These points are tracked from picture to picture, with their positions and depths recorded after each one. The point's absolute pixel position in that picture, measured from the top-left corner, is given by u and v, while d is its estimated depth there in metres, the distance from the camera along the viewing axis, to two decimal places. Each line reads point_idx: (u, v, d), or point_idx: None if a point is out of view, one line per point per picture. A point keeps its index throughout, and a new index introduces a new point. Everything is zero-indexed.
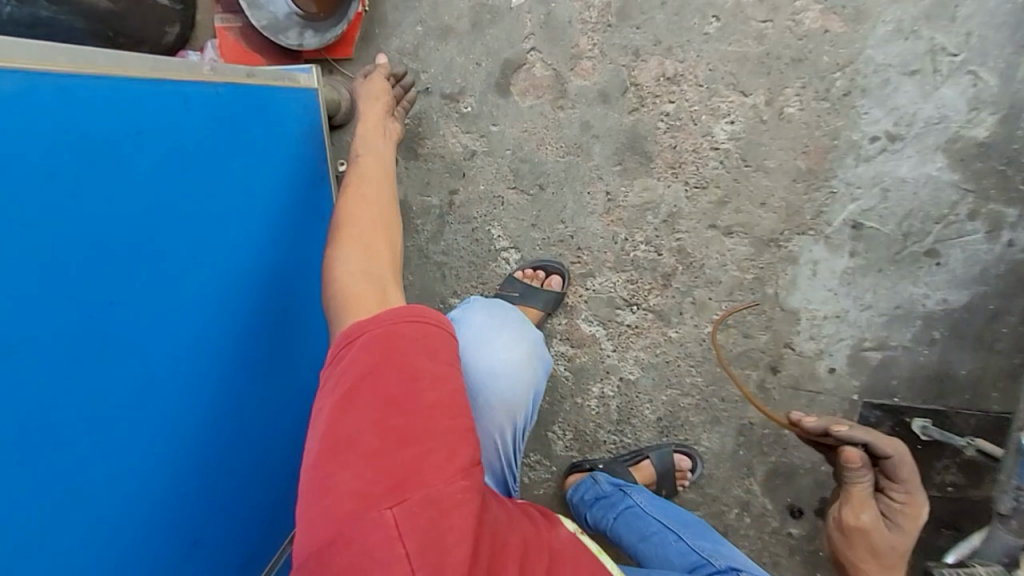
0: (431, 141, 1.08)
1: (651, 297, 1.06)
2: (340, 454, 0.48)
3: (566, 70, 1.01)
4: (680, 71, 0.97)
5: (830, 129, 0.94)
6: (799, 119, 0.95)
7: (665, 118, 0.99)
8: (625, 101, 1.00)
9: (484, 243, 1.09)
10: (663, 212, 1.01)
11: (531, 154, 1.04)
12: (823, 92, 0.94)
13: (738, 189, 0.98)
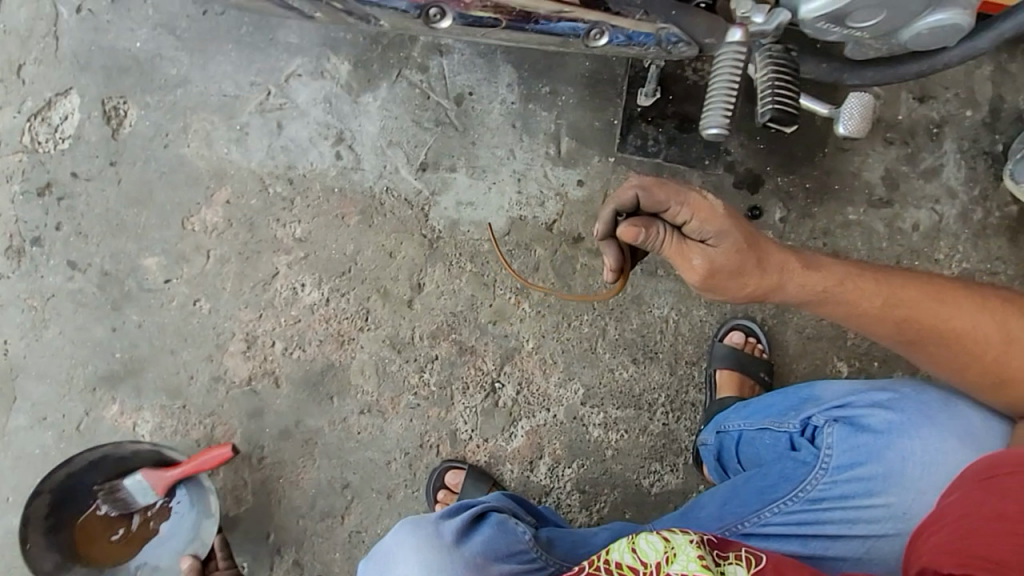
0: (325, 398, 1.24)
1: (541, 288, 1.31)
2: None
3: (269, 295, 1.22)
4: (376, 197, 1.26)
5: (451, 141, 1.30)
6: (446, 125, 1.30)
7: (406, 224, 1.27)
8: (381, 243, 1.26)
9: (443, 403, 1.28)
10: (481, 249, 1.30)
11: (396, 320, 1.26)
12: (442, 112, 1.30)
13: (487, 182, 1.30)
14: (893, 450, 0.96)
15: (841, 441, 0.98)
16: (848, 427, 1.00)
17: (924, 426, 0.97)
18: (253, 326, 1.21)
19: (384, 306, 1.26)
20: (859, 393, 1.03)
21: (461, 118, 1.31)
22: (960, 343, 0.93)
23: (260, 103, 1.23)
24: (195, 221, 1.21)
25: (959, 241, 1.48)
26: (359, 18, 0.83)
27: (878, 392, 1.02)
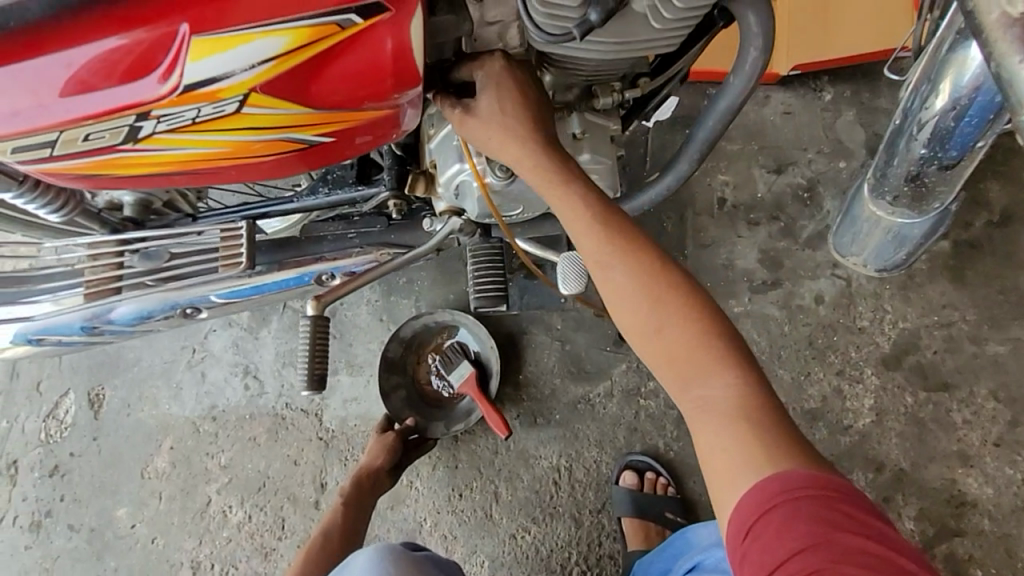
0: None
1: (428, 463, 1.35)
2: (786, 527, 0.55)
3: (208, 520, 1.44)
4: (278, 415, 1.47)
5: (328, 350, 1.48)
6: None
7: (304, 432, 1.45)
8: (287, 454, 1.44)
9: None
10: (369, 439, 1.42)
11: (307, 523, 1.40)
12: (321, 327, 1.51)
13: (364, 376, 1.45)
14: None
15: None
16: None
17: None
18: (197, 552, 1.43)
19: (296, 511, 1.41)
20: (708, 548, 1.06)
21: (336, 326, 1.50)
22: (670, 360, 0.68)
23: (187, 361, 1.56)
24: (151, 470, 1.51)
25: (884, 300, 1.27)
26: (146, 332, 1.04)
27: (723, 548, 1.05)
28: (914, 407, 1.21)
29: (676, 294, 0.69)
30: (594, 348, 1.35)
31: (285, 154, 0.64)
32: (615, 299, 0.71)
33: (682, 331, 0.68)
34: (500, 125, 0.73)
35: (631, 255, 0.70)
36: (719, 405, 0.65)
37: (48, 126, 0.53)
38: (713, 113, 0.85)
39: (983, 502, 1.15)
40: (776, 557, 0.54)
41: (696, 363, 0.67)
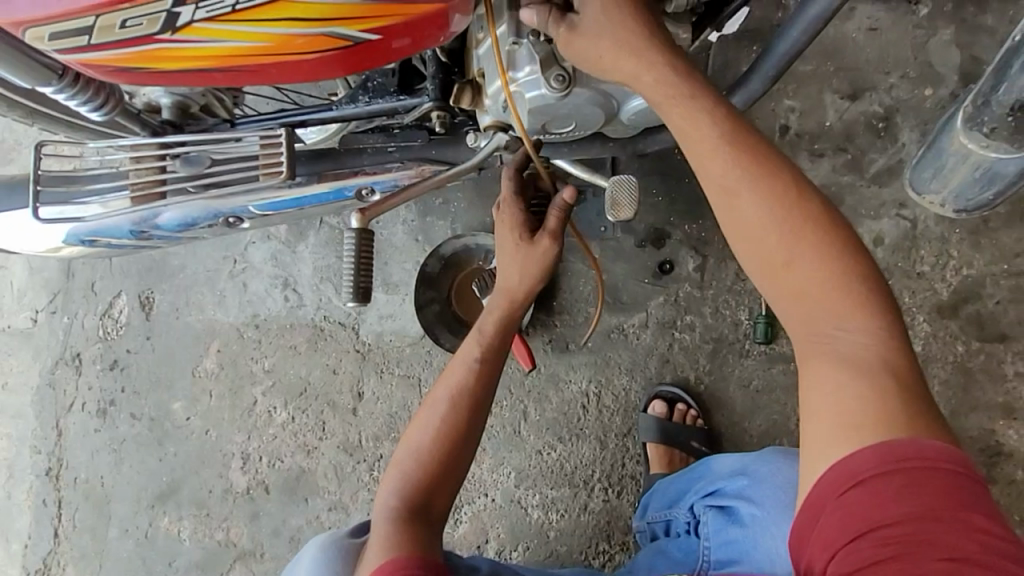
0: (301, 499, 1.49)
1: None
2: (899, 493, 0.56)
3: (254, 416, 1.55)
4: (317, 326, 1.53)
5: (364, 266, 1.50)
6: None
7: (342, 344, 1.50)
8: (326, 363, 1.51)
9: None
10: (403, 355, 1.46)
11: (345, 427, 1.48)
12: None
13: (400, 295, 1.47)
14: (760, 542, 0.91)
15: (717, 533, 0.97)
16: (722, 514, 0.99)
17: (785, 518, 0.92)
18: (246, 445, 1.55)
19: (334, 416, 1.49)
20: (731, 476, 1.02)
21: (371, 244, 1.49)
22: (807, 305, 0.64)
23: (230, 271, 1.61)
24: (201, 369, 1.61)
25: (950, 244, 1.19)
26: (192, 238, 1.06)
27: (744, 477, 1.00)
28: (964, 357, 1.16)
29: (819, 238, 0.64)
30: (632, 278, 1.32)
31: (328, 55, 0.60)
32: (746, 240, 0.65)
33: (822, 275, 0.64)
34: (620, 41, 0.66)
35: (775, 184, 0.64)
36: (855, 359, 0.63)
37: (84, 9, 0.53)
38: (799, 24, 0.76)
39: (1021, 453, 1.12)
40: (890, 514, 0.55)
41: (835, 308, 0.64)
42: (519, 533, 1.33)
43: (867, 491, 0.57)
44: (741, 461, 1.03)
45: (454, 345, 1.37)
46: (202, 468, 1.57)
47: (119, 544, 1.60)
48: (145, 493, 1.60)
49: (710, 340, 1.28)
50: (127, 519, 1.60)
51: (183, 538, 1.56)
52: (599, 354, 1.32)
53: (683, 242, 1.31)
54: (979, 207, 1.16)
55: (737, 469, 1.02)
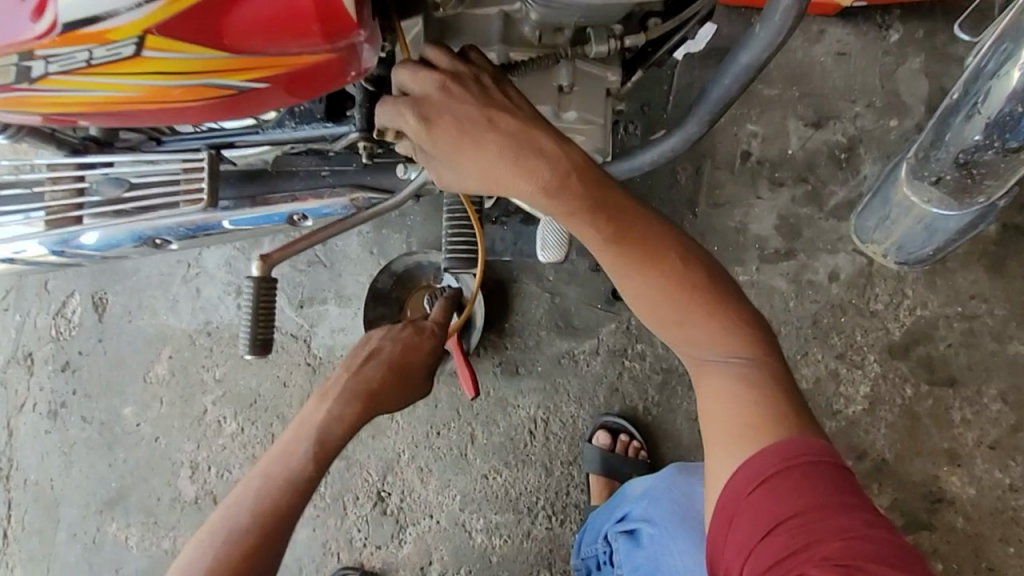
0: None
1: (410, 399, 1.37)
2: (780, 490, 0.60)
3: (204, 425, 1.53)
4: None
5: (318, 278, 1.47)
6: (316, 263, 1.47)
7: (293, 356, 1.47)
8: (277, 375, 1.48)
9: (338, 513, 1.41)
10: None
11: None
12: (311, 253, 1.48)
13: (352, 309, 1.44)
14: (663, 563, 0.92)
15: (628, 558, 0.98)
16: (631, 539, 1.00)
17: (682, 535, 0.92)
18: (195, 454, 1.53)
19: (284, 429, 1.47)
20: (636, 499, 1.02)
21: (326, 255, 1.47)
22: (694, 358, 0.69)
23: (183, 276, 1.57)
24: (152, 375, 1.58)
25: (905, 284, 1.17)
26: (117, 257, 1.02)
27: (643, 500, 1.01)
28: (912, 399, 1.14)
29: (691, 280, 0.67)
30: (584, 303, 1.30)
31: (211, 102, 0.57)
32: (638, 302, 0.68)
33: (703, 320, 0.68)
34: (491, 159, 0.60)
35: (656, 243, 0.66)
36: (739, 380, 0.67)
37: None
38: (732, 69, 0.72)
39: (962, 501, 1.11)
40: (777, 515, 0.59)
41: (714, 340, 0.68)
42: (463, 555, 1.32)
43: (760, 494, 0.61)
44: (644, 482, 1.04)
45: None
46: (151, 476, 1.55)
47: (67, 548, 1.59)
48: (94, 497, 1.59)
49: (660, 370, 1.25)
50: (76, 523, 1.59)
51: (131, 544, 1.55)
52: (549, 380, 1.30)
53: None
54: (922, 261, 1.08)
55: (642, 492, 1.03)
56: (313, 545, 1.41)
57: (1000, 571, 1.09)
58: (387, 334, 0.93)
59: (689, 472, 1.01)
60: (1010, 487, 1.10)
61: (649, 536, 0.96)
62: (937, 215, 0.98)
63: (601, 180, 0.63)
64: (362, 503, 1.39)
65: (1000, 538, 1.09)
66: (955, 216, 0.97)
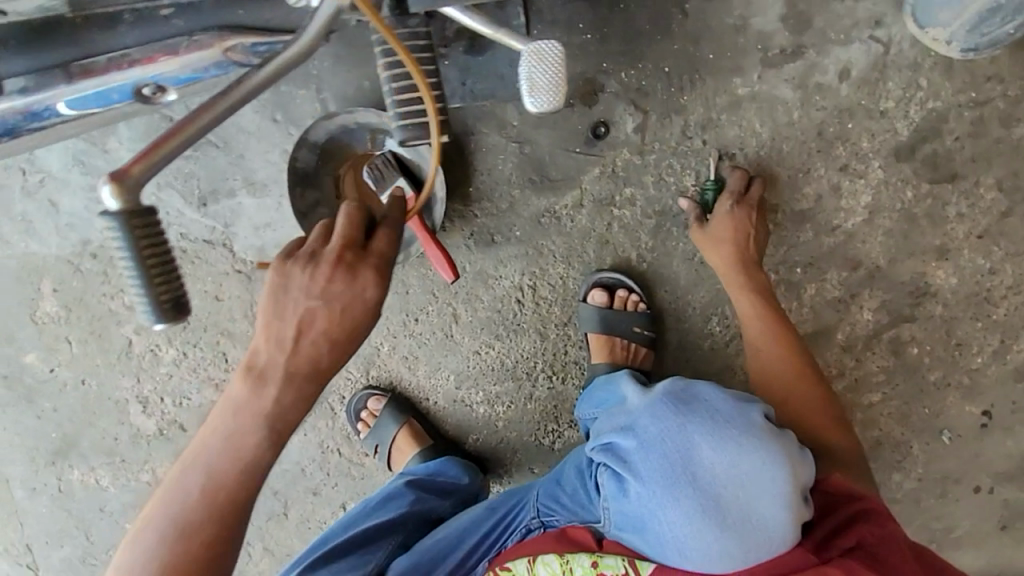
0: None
1: None
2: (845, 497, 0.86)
3: (136, 359, 1.31)
4: (176, 247, 1.20)
5: (215, 163, 1.13)
6: (204, 144, 1.12)
7: (216, 266, 1.21)
8: (204, 289, 1.23)
9: (327, 415, 1.33)
10: None
11: None
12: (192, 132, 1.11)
13: (273, 197, 1.15)
14: (653, 512, 0.79)
15: (616, 498, 0.84)
16: (617, 477, 0.85)
17: (673, 490, 0.79)
18: (139, 389, 1.34)
19: (235, 345, 1.28)
20: (620, 429, 0.86)
21: (215, 131, 1.11)
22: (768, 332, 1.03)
23: (23, 187, 1.17)
24: (42, 315, 1.28)
25: (921, 72, 1.02)
26: None
27: (629, 437, 0.85)
28: (912, 201, 1.09)
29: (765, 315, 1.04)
30: (561, 148, 1.08)
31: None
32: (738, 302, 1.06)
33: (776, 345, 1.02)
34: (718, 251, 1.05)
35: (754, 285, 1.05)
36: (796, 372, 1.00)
37: None
38: None
39: (942, 291, 1.15)
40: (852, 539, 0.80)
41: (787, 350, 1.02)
42: (468, 427, 1.31)
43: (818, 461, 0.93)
44: (631, 410, 0.88)
45: None
46: (97, 419, 1.37)
47: (32, 503, 1.45)
48: (38, 450, 1.41)
49: (653, 213, 1.11)
50: (30, 479, 1.43)
51: (105, 485, 1.44)
52: (531, 244, 1.15)
53: (621, 93, 1.04)
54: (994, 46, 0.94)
55: (638, 412, 0.87)
56: (309, 448, 1.35)
57: (967, 344, 1.20)
58: (313, 288, 0.67)
59: (683, 412, 0.83)
60: (988, 271, 1.14)
61: (641, 473, 0.82)
62: None
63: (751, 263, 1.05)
64: (349, 401, 1.30)
65: (970, 318, 1.17)
66: None
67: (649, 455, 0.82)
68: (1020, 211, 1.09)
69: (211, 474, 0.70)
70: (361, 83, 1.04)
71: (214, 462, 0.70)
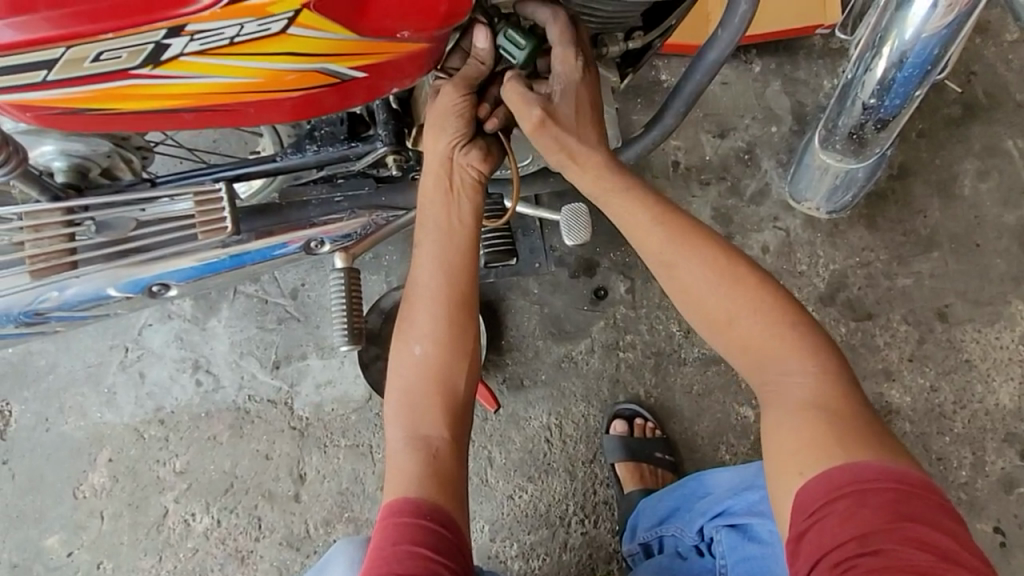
0: None
1: None
2: (869, 507, 0.61)
3: (166, 530, 1.29)
4: (241, 408, 1.35)
5: (293, 333, 1.39)
6: (288, 319, 1.40)
7: (274, 424, 1.34)
8: (257, 449, 1.33)
9: None
10: (349, 422, 1.34)
11: (288, 518, 1.30)
12: (281, 310, 1.40)
13: (338, 358, 1.37)
14: (780, 556, 0.96)
15: (731, 551, 1.00)
16: (733, 532, 1.01)
17: None
18: (157, 570, 1.28)
19: (272, 508, 1.30)
20: (737, 492, 1.04)
21: (298, 309, 1.41)
22: (735, 323, 0.74)
23: (120, 362, 1.37)
24: (85, 488, 1.31)
25: (817, 246, 1.45)
26: (100, 316, 0.92)
27: (751, 491, 1.03)
28: (846, 333, 1.40)
29: (731, 303, 0.75)
30: (572, 307, 1.39)
31: (317, 90, 0.66)
32: (678, 287, 0.77)
33: (760, 324, 0.74)
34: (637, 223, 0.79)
35: (694, 248, 0.76)
36: (800, 394, 0.71)
37: (53, 40, 0.56)
38: (701, 66, 0.93)
39: (904, 409, 1.36)
40: (891, 558, 0.58)
41: (774, 350, 0.73)
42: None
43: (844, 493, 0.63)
44: (745, 477, 1.06)
45: None
46: None
47: None
48: None
49: (652, 354, 1.38)
50: None
51: None
52: (555, 387, 1.35)
53: (613, 267, 1.41)
54: (846, 208, 1.43)
55: (737, 488, 1.05)
56: None
57: (947, 459, 1.34)
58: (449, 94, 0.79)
59: None
60: (932, 389, 1.37)
61: (758, 532, 0.99)
62: (849, 169, 1.31)
63: (698, 236, 0.77)
64: None
65: (938, 432, 1.35)
66: (861, 168, 1.30)
67: (764, 513, 1.00)
68: (932, 338, 1.40)
69: (424, 291, 0.77)
70: None
71: (425, 276, 0.78)
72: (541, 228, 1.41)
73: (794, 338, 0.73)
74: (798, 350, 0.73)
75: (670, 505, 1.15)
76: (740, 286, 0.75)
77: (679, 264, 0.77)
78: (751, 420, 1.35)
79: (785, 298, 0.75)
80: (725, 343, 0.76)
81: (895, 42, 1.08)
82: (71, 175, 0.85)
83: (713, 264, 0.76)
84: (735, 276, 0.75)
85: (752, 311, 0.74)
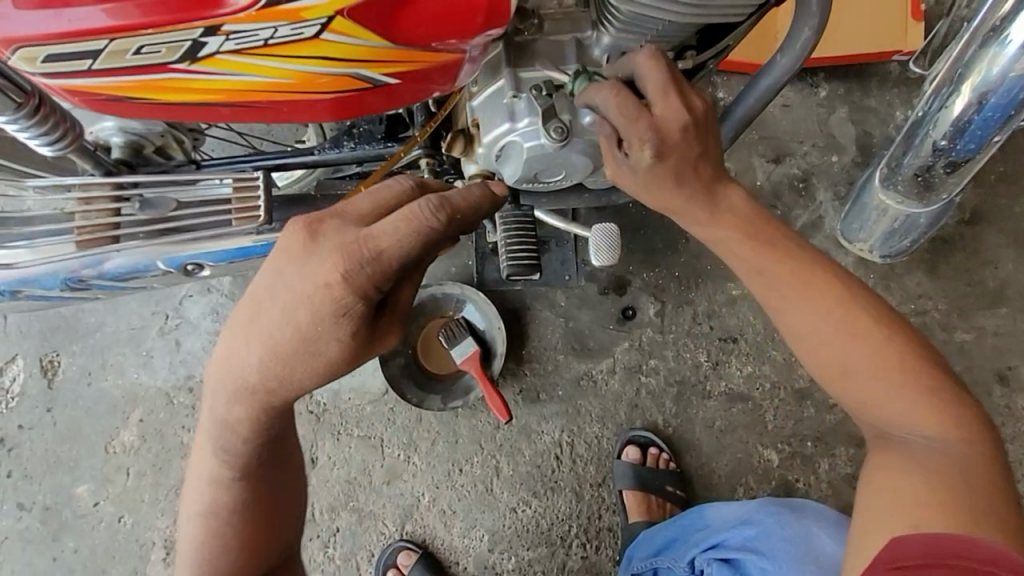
0: None
1: (428, 439, 1.33)
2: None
3: None
4: None
5: None
6: None
7: None
8: None
9: None
10: (363, 414, 1.36)
11: None
12: None
13: None
14: None
15: None
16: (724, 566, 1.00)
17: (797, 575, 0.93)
18: (171, 530, 1.34)
19: None
20: (733, 527, 1.04)
21: None
22: (857, 369, 0.70)
23: (159, 328, 1.44)
24: (116, 444, 1.39)
25: (868, 288, 1.36)
26: (138, 288, 0.96)
27: (748, 526, 1.02)
28: None
29: (855, 348, 0.69)
30: (598, 325, 1.36)
31: (348, 94, 0.67)
32: (793, 320, 0.72)
33: (885, 372, 0.69)
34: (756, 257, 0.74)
35: (819, 283, 0.70)
36: (920, 450, 0.68)
37: (98, 32, 0.58)
38: (756, 92, 0.88)
39: None
40: None
41: (897, 401, 0.69)
42: None
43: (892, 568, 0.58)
44: (742, 512, 1.05)
45: (421, 400, 1.30)
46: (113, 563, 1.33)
47: None
48: None
49: (674, 382, 1.32)
50: None
51: None
52: (570, 404, 1.33)
53: (645, 288, 1.37)
54: (904, 255, 1.32)
55: (736, 522, 1.04)
56: None
57: None
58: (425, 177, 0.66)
59: (796, 513, 1.00)
60: None
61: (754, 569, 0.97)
62: (908, 213, 1.20)
63: (825, 270, 0.71)
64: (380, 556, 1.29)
65: None
66: (924, 213, 1.19)
67: (761, 550, 0.99)
68: (988, 401, 1.29)
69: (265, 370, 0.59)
70: (449, 269, 1.39)
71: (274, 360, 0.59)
72: (575, 240, 1.38)
73: (925, 395, 0.68)
74: (921, 403, 0.68)
75: (669, 536, 1.12)
76: (867, 330, 0.69)
77: (802, 300, 0.71)
78: (774, 464, 1.28)
79: (918, 346, 0.70)
80: (842, 386, 0.71)
81: (976, 79, 0.99)
82: (125, 151, 0.89)
83: (837, 305, 0.70)
84: (862, 318, 0.70)
85: (879, 361, 0.69)
